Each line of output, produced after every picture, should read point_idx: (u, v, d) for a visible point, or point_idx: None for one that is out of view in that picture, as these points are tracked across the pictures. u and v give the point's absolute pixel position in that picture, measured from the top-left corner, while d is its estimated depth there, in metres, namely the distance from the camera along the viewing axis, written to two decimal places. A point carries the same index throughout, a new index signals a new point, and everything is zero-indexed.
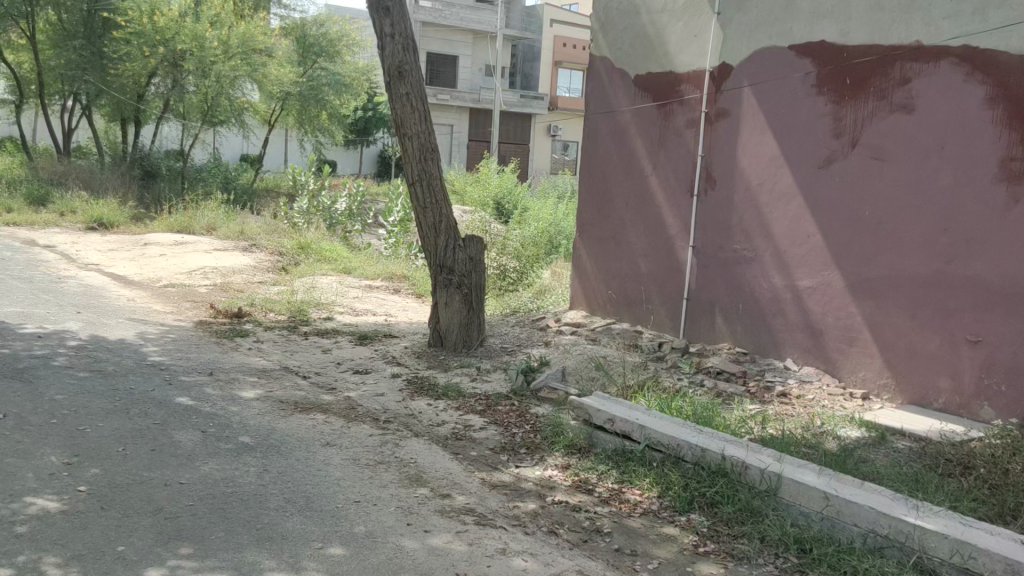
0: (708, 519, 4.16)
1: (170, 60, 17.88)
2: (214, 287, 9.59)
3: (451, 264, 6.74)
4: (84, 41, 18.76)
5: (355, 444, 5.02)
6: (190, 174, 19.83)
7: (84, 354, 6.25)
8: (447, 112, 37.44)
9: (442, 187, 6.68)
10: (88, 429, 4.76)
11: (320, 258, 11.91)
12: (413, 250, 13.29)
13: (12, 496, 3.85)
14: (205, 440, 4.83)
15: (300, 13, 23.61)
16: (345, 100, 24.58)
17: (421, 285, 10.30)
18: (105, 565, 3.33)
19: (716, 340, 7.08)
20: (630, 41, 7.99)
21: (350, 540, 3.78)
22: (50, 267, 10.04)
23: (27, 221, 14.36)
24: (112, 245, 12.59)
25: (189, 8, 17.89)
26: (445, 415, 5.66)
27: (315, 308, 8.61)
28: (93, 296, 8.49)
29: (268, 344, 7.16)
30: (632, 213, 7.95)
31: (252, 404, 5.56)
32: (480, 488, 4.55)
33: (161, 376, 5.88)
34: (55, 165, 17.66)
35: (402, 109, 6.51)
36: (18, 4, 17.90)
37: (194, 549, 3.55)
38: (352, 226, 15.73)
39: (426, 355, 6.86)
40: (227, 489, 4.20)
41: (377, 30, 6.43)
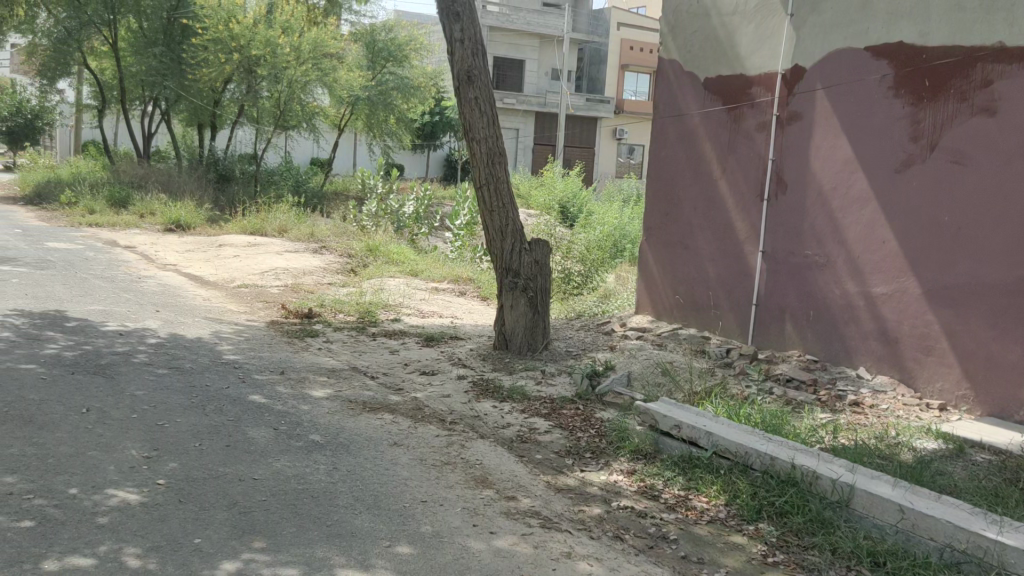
0: (777, 528, 4.10)
1: (245, 66, 18.36)
2: (285, 288, 9.81)
3: (516, 266, 6.77)
4: (165, 48, 19.36)
5: (423, 444, 5.09)
6: (263, 177, 20.30)
7: (163, 351, 6.45)
8: (513, 115, 37.60)
9: (509, 191, 6.72)
10: (167, 424, 4.92)
11: (388, 260, 12.08)
12: (479, 252, 13.41)
13: (95, 488, 4.00)
14: (277, 437, 4.94)
15: (370, 19, 24.04)
16: (413, 105, 24.89)
17: (487, 288, 10.39)
18: (183, 557, 3.44)
19: (786, 347, 6.96)
20: (700, 43, 7.91)
21: (417, 539, 3.82)
22: (131, 267, 10.39)
23: (110, 222, 14.91)
24: (189, 245, 12.98)
25: (262, 16, 18.15)
26: (511, 417, 5.69)
27: (383, 309, 8.75)
28: (171, 296, 8.75)
29: (337, 344, 7.30)
30: (700, 217, 7.87)
31: (323, 403, 5.67)
32: (546, 492, 4.56)
33: (235, 375, 6.04)
34: (135, 169, 18.28)
35: (469, 113, 6.57)
36: (101, 12, 18.60)
37: (266, 543, 3.64)
38: (419, 229, 15.92)
39: (491, 357, 6.91)
40: (298, 485, 4.29)
41: (447, 35, 6.50)
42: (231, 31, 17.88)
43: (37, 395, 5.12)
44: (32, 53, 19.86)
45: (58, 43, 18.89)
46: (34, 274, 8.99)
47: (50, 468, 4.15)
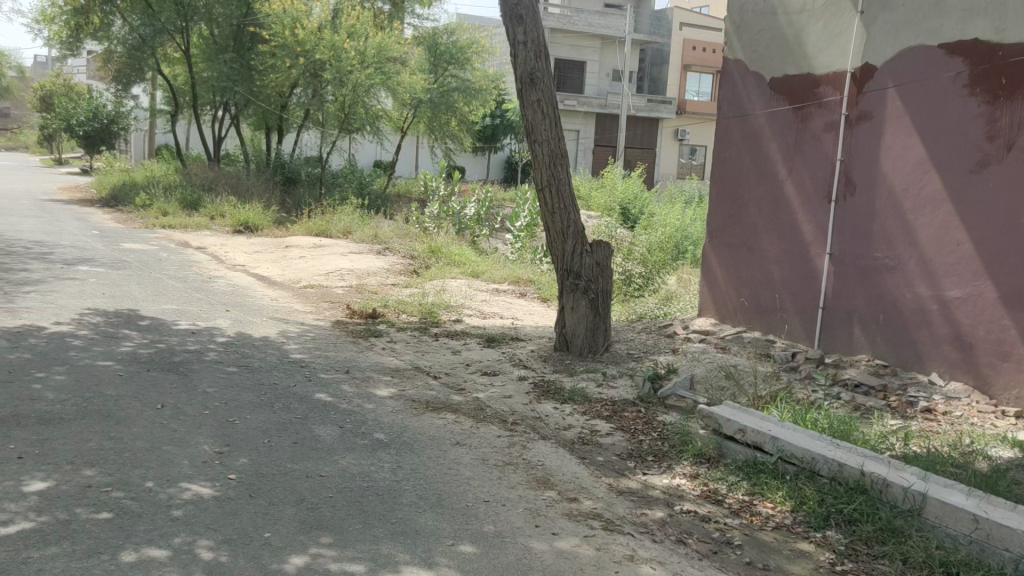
0: (845, 537, 4.02)
1: (310, 70, 18.69)
2: (350, 288, 9.97)
3: (578, 268, 6.76)
4: (234, 55, 19.87)
5: (484, 444, 5.13)
6: (328, 180, 20.62)
7: (232, 350, 6.62)
8: (573, 117, 37.56)
9: (570, 192, 6.72)
10: (237, 421, 5.05)
11: (450, 261, 12.18)
12: (540, 254, 13.41)
13: (169, 482, 4.13)
14: (343, 435, 5.03)
15: (433, 22, 24.25)
16: (475, 107, 25.06)
17: (547, 290, 10.41)
18: (254, 550, 3.53)
19: (854, 351, 6.82)
20: (766, 43, 7.80)
21: (480, 538, 3.86)
22: (202, 267, 10.68)
23: (181, 223, 15.34)
24: (257, 247, 13.28)
25: (327, 20, 18.51)
26: (572, 419, 5.69)
27: (445, 309, 8.83)
28: (239, 296, 8.97)
29: (400, 344, 7.39)
30: (765, 218, 7.76)
31: (386, 402, 5.76)
32: (608, 494, 4.55)
33: (302, 373, 6.16)
34: (206, 172, 18.77)
35: (533, 115, 6.59)
36: (173, 21, 19.19)
37: (333, 539, 3.71)
38: (480, 231, 16.01)
39: (552, 359, 6.92)
40: (363, 483, 4.36)
41: (510, 37, 6.53)
42: (296, 36, 18.25)
43: (115, 391, 5.31)
44: (109, 60, 20.54)
45: (132, 49, 19.50)
46: (112, 274, 9.32)
47: (127, 462, 4.30)
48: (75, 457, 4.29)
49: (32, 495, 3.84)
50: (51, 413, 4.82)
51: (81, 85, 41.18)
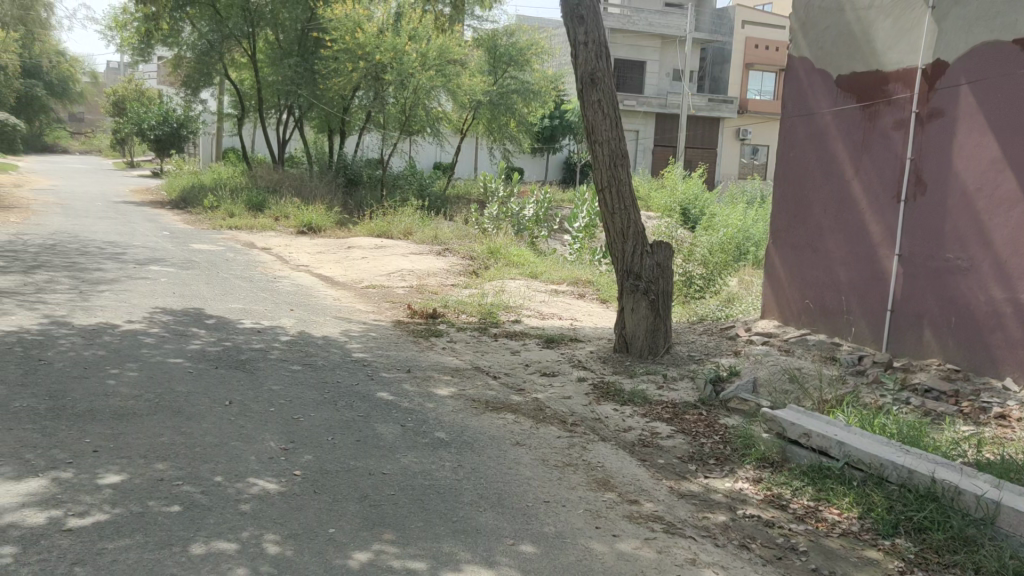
0: (915, 544, 3.93)
1: (372, 73, 18.91)
2: (411, 288, 10.07)
3: (638, 269, 6.72)
4: (299, 59, 20.25)
5: (544, 444, 5.13)
6: (389, 181, 20.86)
7: (296, 348, 6.74)
8: (633, 118, 37.34)
9: (631, 192, 6.68)
10: (302, 418, 5.15)
11: (509, 262, 12.21)
12: (599, 254, 13.37)
13: (237, 476, 4.22)
14: (404, 433, 5.08)
15: (493, 23, 24.32)
16: (533, 108, 25.11)
17: (606, 290, 10.37)
18: (319, 546, 3.59)
19: (924, 355, 6.64)
20: (832, 40, 7.65)
21: (541, 539, 3.86)
22: (267, 268, 10.89)
23: (248, 224, 15.70)
24: (320, 247, 13.51)
25: (388, 23, 18.68)
26: (632, 421, 5.66)
27: (504, 310, 8.85)
28: (303, 295, 9.13)
29: (460, 344, 7.43)
30: (830, 219, 7.62)
31: (447, 401, 5.80)
32: (669, 497, 4.51)
33: (364, 372, 6.25)
34: (272, 174, 19.19)
35: (593, 115, 6.57)
36: (240, 26, 19.76)
37: (395, 536, 3.75)
38: (539, 231, 16.03)
39: (611, 360, 6.88)
40: (425, 481, 4.40)
41: (571, 38, 6.53)
42: (357, 40, 18.45)
43: (185, 388, 5.45)
44: (178, 65, 21.13)
45: (201, 55, 20.17)
46: (181, 274, 9.56)
47: (197, 457, 4.41)
48: (148, 451, 4.42)
49: (107, 488, 3.96)
50: (125, 408, 4.98)
51: (152, 90, 42.45)
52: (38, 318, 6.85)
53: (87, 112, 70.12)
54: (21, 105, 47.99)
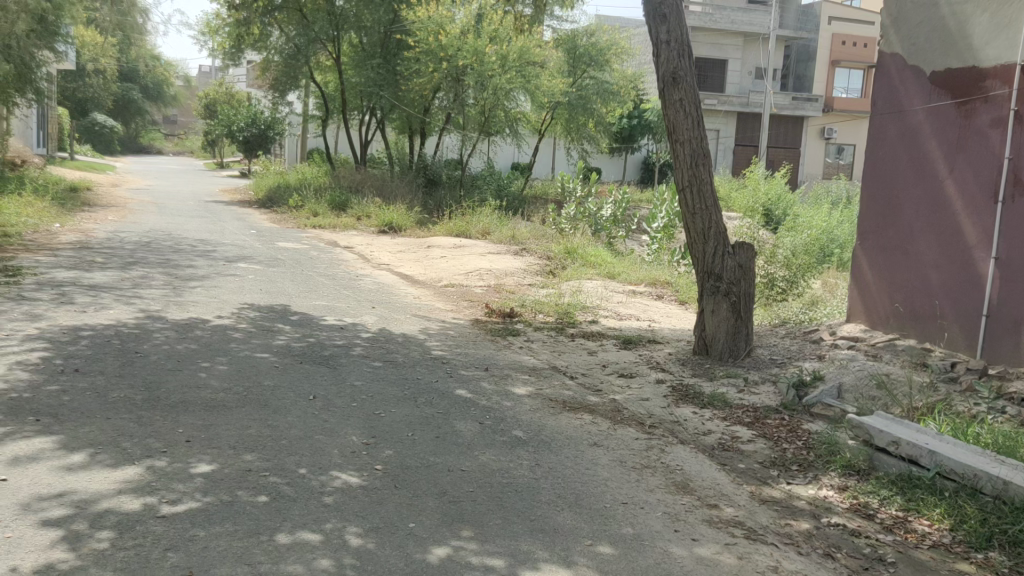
0: (1010, 559, 3.78)
1: (453, 75, 19.09)
2: (488, 288, 10.15)
3: (719, 270, 6.64)
4: (382, 61, 20.57)
5: (622, 446, 5.10)
6: (468, 182, 21.05)
7: (377, 345, 6.87)
8: (714, 117, 36.86)
9: (712, 193, 6.59)
10: (383, 414, 5.24)
11: (586, 262, 12.18)
12: (678, 255, 13.21)
13: (321, 469, 4.33)
14: (483, 431, 5.13)
15: (573, 24, 24.26)
16: (612, 108, 25.03)
17: (685, 292, 10.24)
18: (399, 540, 3.65)
19: (1021, 363, 6.36)
20: (925, 36, 7.41)
21: (619, 540, 3.84)
22: (349, 266, 11.13)
23: (330, 223, 16.06)
24: (401, 246, 13.71)
25: (470, 25, 18.72)
26: (712, 424, 5.58)
27: (581, 310, 8.84)
28: (384, 293, 9.28)
29: (537, 343, 7.47)
30: (922, 220, 7.36)
31: (525, 400, 5.83)
32: (750, 502, 4.43)
33: (443, 370, 6.33)
34: (354, 175, 19.57)
35: (675, 115, 6.49)
36: (326, 29, 20.23)
37: (474, 533, 3.79)
38: (616, 231, 15.96)
39: (690, 363, 6.80)
40: (503, 479, 4.43)
41: (654, 37, 6.48)
42: (440, 42, 18.52)
43: (271, 382, 5.62)
44: (267, 69, 21.80)
45: (289, 58, 20.84)
46: (268, 271, 9.85)
47: (284, 449, 4.53)
48: (236, 443, 4.56)
49: (199, 477, 4.11)
50: (215, 401, 5.15)
51: (242, 93, 43.85)
52: (135, 312, 7.15)
53: (180, 114, 72.81)
54: (119, 108, 50.17)
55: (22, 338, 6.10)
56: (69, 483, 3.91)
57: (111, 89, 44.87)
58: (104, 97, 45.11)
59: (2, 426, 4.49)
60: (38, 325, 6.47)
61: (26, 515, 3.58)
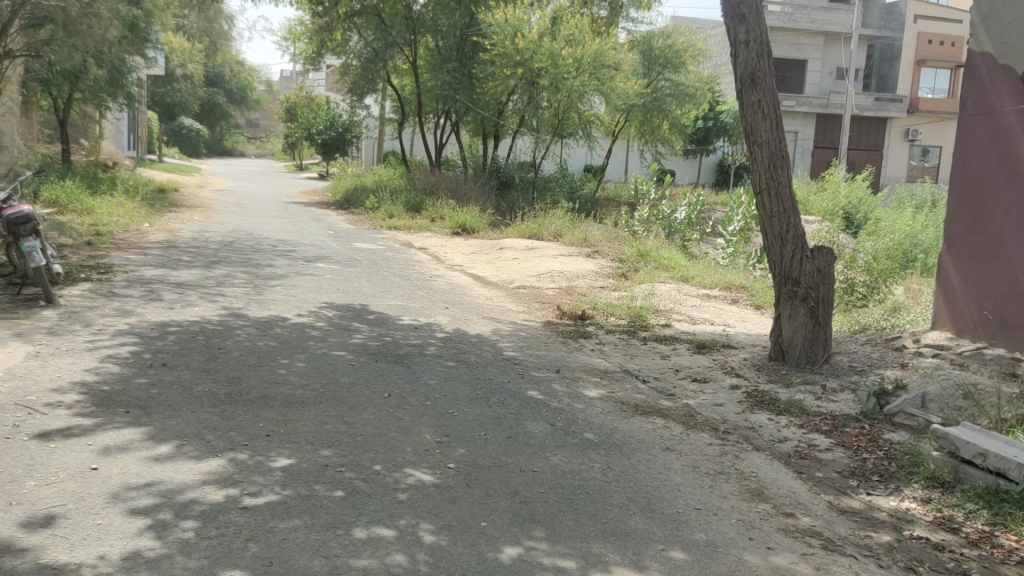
0: None
1: (527, 78, 19.15)
2: (560, 290, 10.15)
3: (797, 275, 6.51)
4: (458, 64, 20.79)
5: (696, 452, 5.04)
6: (541, 184, 21.11)
7: (450, 345, 6.95)
8: (792, 118, 36.11)
9: (791, 196, 6.47)
10: (455, 413, 5.30)
11: (659, 265, 12.07)
12: (754, 259, 12.97)
13: (395, 467, 4.40)
14: (554, 432, 5.14)
15: (648, 25, 24.08)
16: (687, 110, 24.77)
17: (761, 297, 10.05)
18: (471, 538, 3.69)
19: None
20: (1018, 34, 7.11)
21: (692, 546, 3.80)
22: (423, 267, 11.29)
23: (406, 224, 16.32)
24: (475, 248, 13.82)
25: (546, 28, 18.73)
26: (788, 431, 5.47)
27: (654, 314, 8.76)
28: (456, 294, 9.38)
29: (609, 346, 7.43)
30: (1014, 224, 7.09)
31: (596, 402, 5.81)
32: (828, 513, 4.33)
33: (515, 370, 6.35)
34: (428, 177, 19.83)
35: (753, 116, 6.40)
36: (404, 34, 20.55)
37: (546, 533, 3.80)
38: (691, 234, 15.78)
39: (766, 369, 6.68)
40: (574, 482, 4.42)
41: (732, 37, 6.40)
42: (517, 45, 18.55)
43: (347, 379, 5.74)
44: (346, 73, 22.29)
45: (366, 62, 21.27)
46: (345, 271, 10.05)
47: (359, 446, 4.62)
48: (313, 438, 4.67)
49: (278, 470, 4.22)
50: (294, 396, 5.29)
51: (320, 96, 44.81)
52: (218, 309, 7.38)
53: (263, 118, 74.86)
54: (205, 111, 51.94)
55: (113, 333, 6.36)
56: (156, 473, 4.07)
57: (198, 93, 46.47)
58: (191, 101, 46.73)
59: (94, 417, 4.69)
60: (128, 321, 6.74)
61: (116, 504, 3.74)
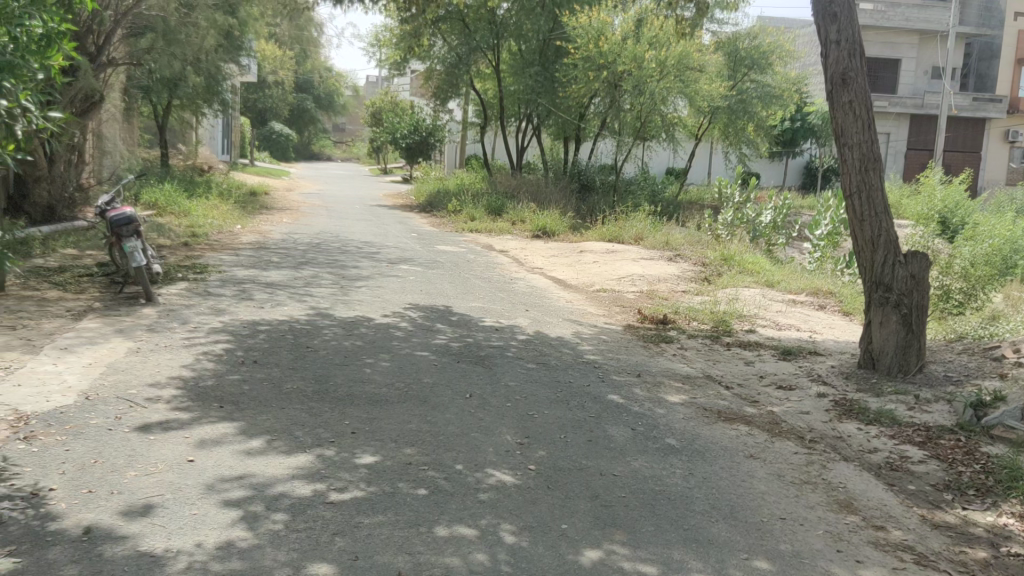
0: None
1: (610, 81, 19.02)
2: (641, 293, 10.09)
3: (889, 280, 6.32)
4: (540, 68, 20.92)
5: (781, 460, 4.95)
6: (622, 186, 20.97)
7: (531, 347, 6.99)
8: (884, 119, 35.02)
9: (884, 198, 6.28)
10: (536, 415, 5.32)
11: (743, 268, 11.88)
12: (843, 264, 12.64)
13: (477, 466, 4.44)
14: (635, 436, 5.11)
15: (734, 26, 23.74)
16: (774, 111, 24.33)
17: (850, 302, 9.77)
18: (552, 539, 3.70)
19: None
20: None
21: (777, 556, 3.73)
22: (506, 269, 11.37)
23: (487, 227, 16.44)
24: (556, 251, 13.83)
25: (630, 31, 18.47)
26: (878, 442, 5.31)
27: (738, 319, 8.62)
28: (536, 297, 9.41)
29: (692, 351, 7.35)
30: None
31: (678, 408, 5.75)
32: (920, 527, 4.18)
33: (596, 373, 6.35)
34: (510, 180, 19.94)
35: (844, 117, 6.23)
36: (487, 39, 20.80)
37: (627, 537, 3.79)
38: (777, 238, 15.48)
39: (855, 377, 6.49)
40: (656, 487, 4.39)
41: (823, 38, 6.28)
42: (600, 48, 18.46)
43: (431, 379, 5.83)
44: (430, 77, 22.74)
45: (451, 67, 21.59)
46: (428, 273, 10.20)
47: (442, 445, 4.69)
48: (397, 436, 4.76)
49: (363, 467, 4.31)
50: (380, 395, 5.40)
51: (405, 101, 45.52)
52: (306, 309, 7.58)
53: (348, 121, 76.71)
54: (294, 117, 53.51)
55: (207, 331, 6.61)
56: (248, 466, 4.21)
57: (288, 98, 47.93)
58: (281, 106, 48.21)
59: (191, 411, 4.88)
60: (221, 319, 6.99)
61: (211, 495, 3.88)
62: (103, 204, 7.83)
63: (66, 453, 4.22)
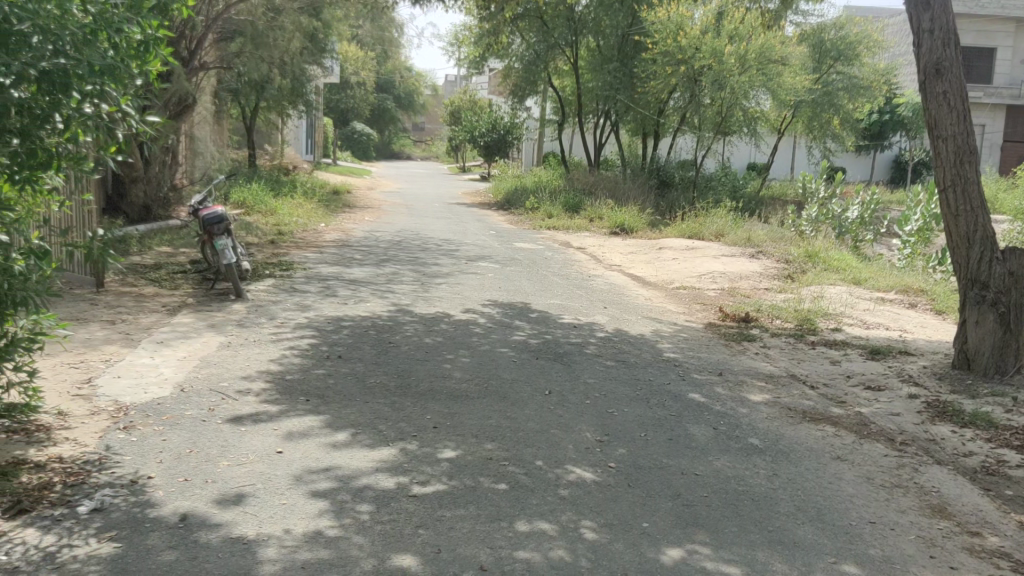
0: None
1: (689, 75, 18.71)
2: (723, 291, 9.94)
3: (985, 278, 6.08)
4: (619, 64, 20.80)
5: (869, 462, 4.81)
6: (702, 182, 20.67)
7: (610, 344, 6.94)
8: (979, 110, 33.65)
9: (979, 192, 6.04)
10: (616, 413, 5.29)
11: (829, 265, 11.57)
12: (935, 261, 12.17)
13: (557, 463, 4.45)
14: (717, 436, 5.04)
15: (819, 16, 22.96)
16: (861, 104, 23.61)
17: (943, 301, 9.41)
18: (633, 537, 3.68)
19: None
20: None
21: (866, 560, 3.63)
22: (583, 267, 11.32)
23: (565, 224, 16.44)
24: (634, 248, 13.74)
25: (710, 25, 18.14)
26: (974, 445, 5.10)
27: (823, 318, 8.40)
28: (615, 294, 9.36)
29: (776, 350, 7.20)
30: None
31: (761, 408, 5.64)
32: (1019, 533, 4.01)
33: (676, 372, 6.29)
34: (589, 177, 19.88)
35: (937, 108, 6.02)
36: (566, 35, 20.91)
37: (710, 537, 3.74)
38: (863, 234, 15.02)
39: (948, 377, 6.24)
40: (739, 487, 4.32)
41: (914, 26, 6.07)
42: (679, 43, 18.25)
43: (510, 375, 5.86)
44: (508, 75, 22.94)
45: (529, 64, 21.75)
46: (507, 271, 10.23)
47: (522, 441, 4.71)
48: (478, 432, 4.80)
49: (445, 462, 4.37)
50: (460, 391, 5.46)
51: (483, 99, 45.80)
52: (387, 306, 7.71)
53: (427, 120, 77.68)
54: (375, 116, 54.45)
55: (293, 326, 6.79)
56: (333, 459, 4.31)
57: (370, 99, 48.81)
58: (362, 107, 49.13)
59: (279, 404, 5.03)
60: (307, 315, 7.17)
61: (298, 486, 3.99)
62: (195, 204, 8.11)
63: (164, 443, 4.40)
